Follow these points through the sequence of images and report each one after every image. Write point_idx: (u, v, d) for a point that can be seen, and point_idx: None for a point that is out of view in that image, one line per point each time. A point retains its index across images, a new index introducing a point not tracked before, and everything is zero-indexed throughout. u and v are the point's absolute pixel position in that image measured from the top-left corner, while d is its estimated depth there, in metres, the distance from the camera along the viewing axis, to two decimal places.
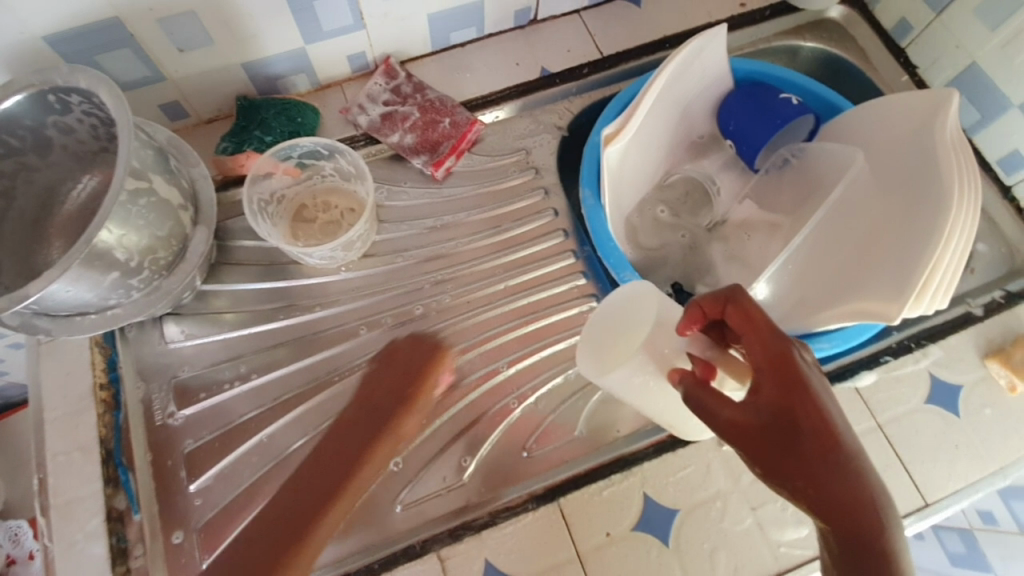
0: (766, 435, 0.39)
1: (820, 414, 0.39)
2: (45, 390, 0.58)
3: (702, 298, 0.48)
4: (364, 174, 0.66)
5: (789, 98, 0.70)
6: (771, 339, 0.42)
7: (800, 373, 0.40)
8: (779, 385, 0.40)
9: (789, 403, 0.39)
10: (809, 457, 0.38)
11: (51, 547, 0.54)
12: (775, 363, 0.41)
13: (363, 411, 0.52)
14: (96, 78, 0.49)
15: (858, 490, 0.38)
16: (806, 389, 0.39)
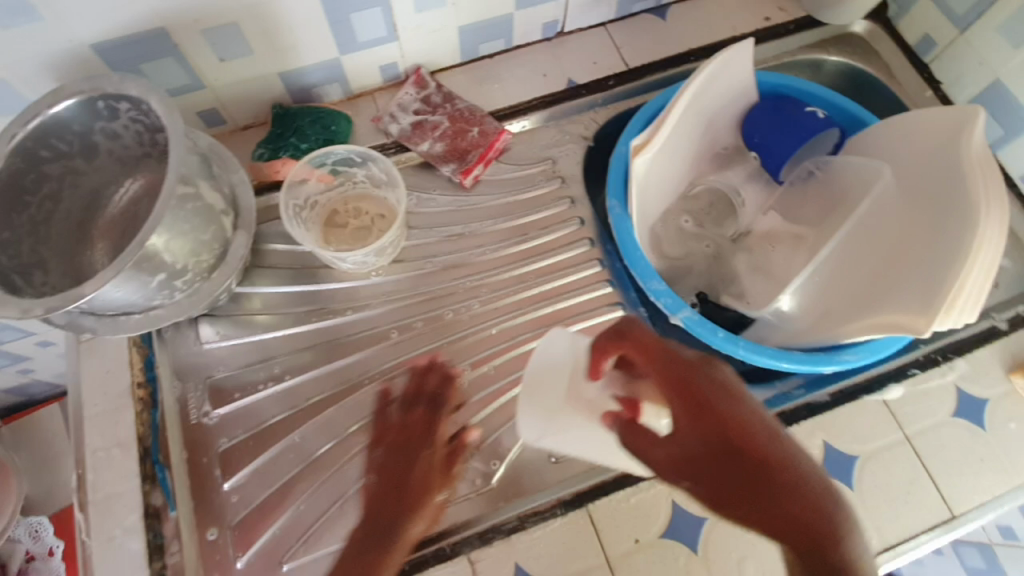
0: (694, 462, 0.44)
1: (735, 428, 0.44)
2: (85, 389, 0.60)
3: (596, 340, 0.52)
4: (396, 182, 0.67)
5: (814, 112, 0.72)
6: (669, 368, 0.48)
7: (700, 395, 0.46)
8: (688, 412, 0.45)
9: (704, 426, 0.45)
10: (733, 475, 0.43)
11: (89, 541, 0.55)
12: (679, 392, 0.46)
13: (400, 438, 0.56)
14: (146, 87, 0.50)
15: (790, 496, 0.42)
16: (713, 408, 0.45)
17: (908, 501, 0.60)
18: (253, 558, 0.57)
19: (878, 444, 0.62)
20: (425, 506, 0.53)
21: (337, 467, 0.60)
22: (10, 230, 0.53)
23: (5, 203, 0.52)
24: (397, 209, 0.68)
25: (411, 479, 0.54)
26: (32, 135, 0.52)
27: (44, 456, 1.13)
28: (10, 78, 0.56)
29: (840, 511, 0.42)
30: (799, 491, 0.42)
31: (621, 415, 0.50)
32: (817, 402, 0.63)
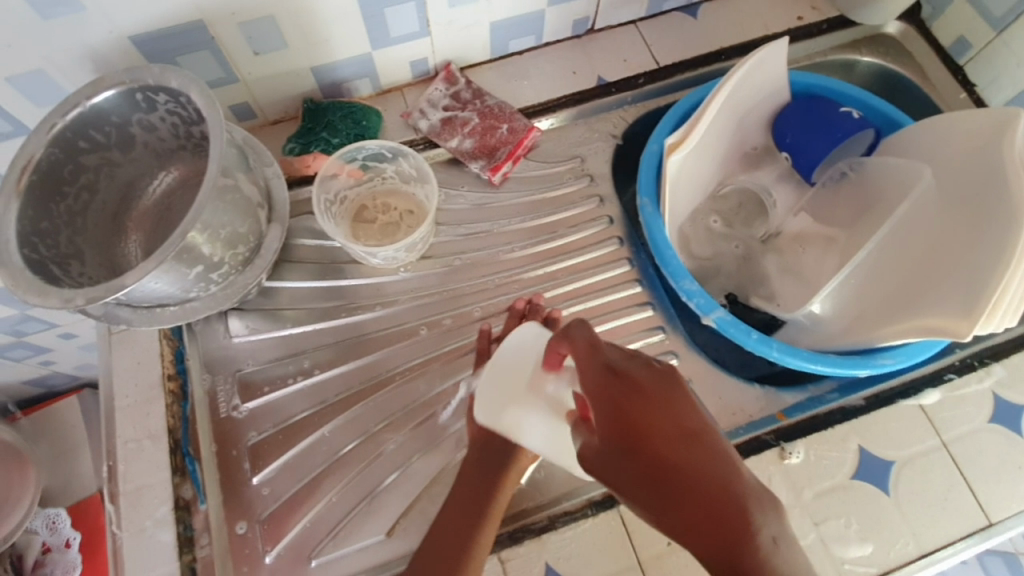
0: (605, 462, 0.38)
1: (645, 436, 0.37)
2: (116, 380, 0.60)
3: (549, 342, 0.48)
4: (428, 178, 0.67)
5: (850, 112, 0.71)
6: (596, 366, 0.41)
7: (619, 392, 0.39)
8: (605, 415, 0.39)
9: (616, 426, 0.38)
10: (642, 480, 0.36)
11: (119, 533, 0.55)
12: (597, 391, 0.40)
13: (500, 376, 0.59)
14: (187, 79, 0.51)
15: (699, 505, 0.35)
16: (624, 412, 0.38)
17: (945, 507, 0.59)
18: (282, 552, 0.56)
19: (913, 450, 0.61)
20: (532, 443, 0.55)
21: (366, 462, 0.60)
22: (48, 220, 0.53)
23: (44, 194, 0.52)
24: (427, 205, 0.68)
25: None
26: (71, 126, 0.52)
27: (62, 447, 1.14)
28: (48, 68, 0.56)
29: (764, 526, 0.35)
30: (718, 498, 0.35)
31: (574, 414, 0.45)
32: (851, 405, 0.63)
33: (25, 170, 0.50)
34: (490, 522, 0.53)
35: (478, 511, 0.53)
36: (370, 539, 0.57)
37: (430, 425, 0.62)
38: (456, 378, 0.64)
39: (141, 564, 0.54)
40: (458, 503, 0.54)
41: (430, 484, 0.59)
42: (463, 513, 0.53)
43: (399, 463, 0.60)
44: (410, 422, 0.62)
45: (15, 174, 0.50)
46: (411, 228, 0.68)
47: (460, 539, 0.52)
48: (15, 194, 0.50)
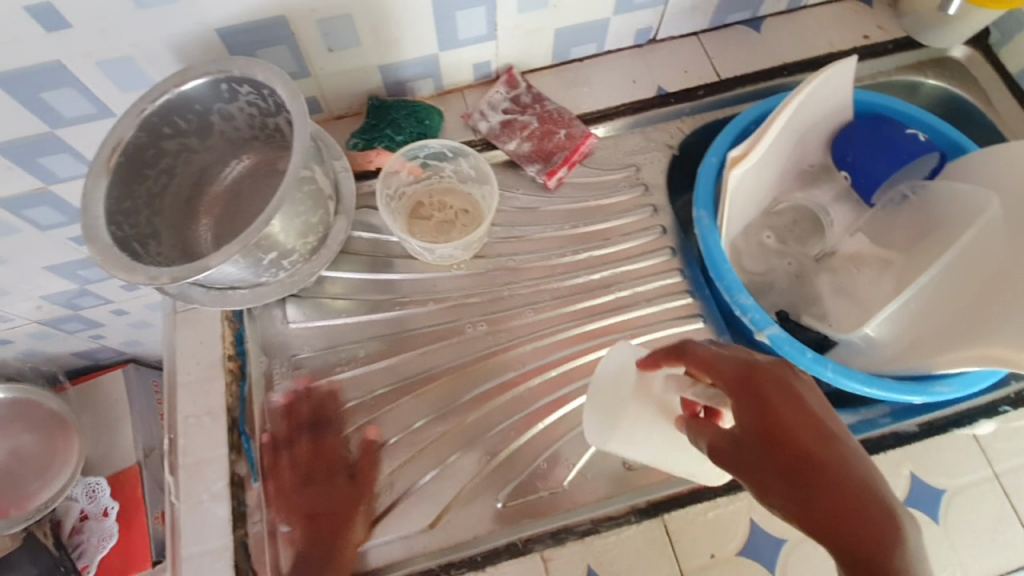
0: (751, 450, 0.41)
1: (786, 428, 0.40)
2: (180, 356, 0.63)
3: (654, 353, 0.52)
4: (488, 180, 0.69)
5: (916, 134, 0.70)
6: (727, 368, 0.45)
7: (763, 385, 0.43)
8: (748, 402, 0.42)
9: (760, 414, 0.41)
10: (795, 471, 0.39)
11: (177, 503, 0.57)
12: (738, 382, 0.44)
13: (298, 466, 0.59)
14: (272, 72, 0.53)
15: (844, 496, 0.37)
16: (762, 405, 0.42)
17: (996, 541, 0.58)
18: None
19: (965, 479, 0.60)
20: (357, 526, 0.57)
21: (412, 453, 0.61)
22: (131, 201, 0.56)
23: (129, 174, 0.55)
24: (484, 206, 0.69)
25: (331, 499, 0.58)
26: (158, 111, 0.54)
27: (106, 418, 1.16)
28: (139, 56, 0.58)
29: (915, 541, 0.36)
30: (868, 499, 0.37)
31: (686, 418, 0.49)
32: (904, 431, 0.62)
33: (114, 150, 0.53)
34: None
35: None
36: (412, 529, 0.58)
37: (476, 422, 0.63)
38: (503, 377, 0.65)
39: (196, 535, 0.56)
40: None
41: (474, 479, 0.60)
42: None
43: (444, 457, 0.61)
44: (456, 418, 0.63)
45: (106, 154, 0.52)
46: (467, 227, 0.69)
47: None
48: (104, 173, 0.52)
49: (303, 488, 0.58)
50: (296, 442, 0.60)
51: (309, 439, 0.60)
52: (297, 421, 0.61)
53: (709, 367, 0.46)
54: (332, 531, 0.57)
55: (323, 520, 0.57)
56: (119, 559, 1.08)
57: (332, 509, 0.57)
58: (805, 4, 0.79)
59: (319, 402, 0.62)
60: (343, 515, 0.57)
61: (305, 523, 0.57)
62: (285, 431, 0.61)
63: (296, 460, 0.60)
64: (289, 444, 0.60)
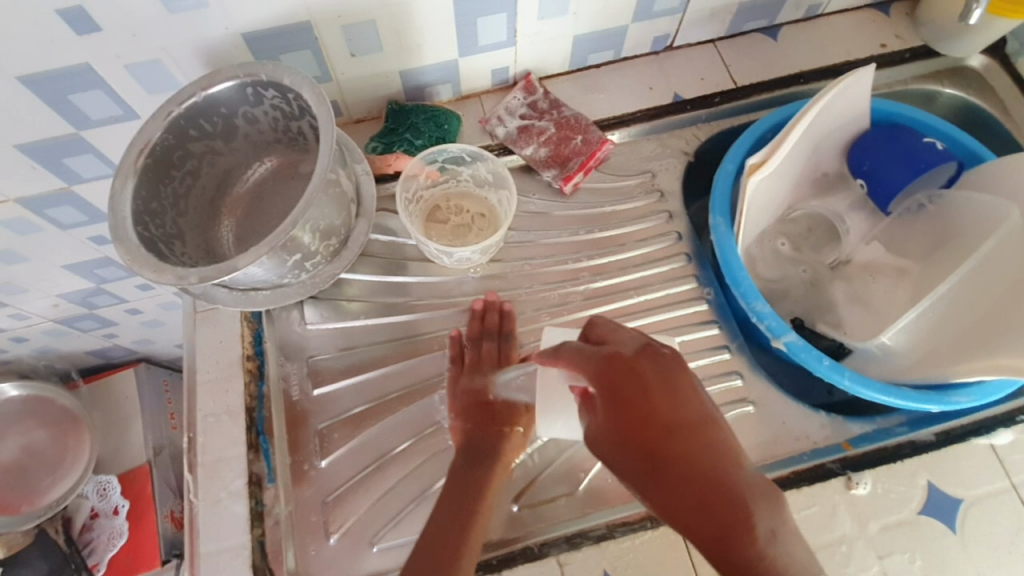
0: (611, 444, 0.44)
1: (635, 415, 0.42)
2: (199, 355, 0.63)
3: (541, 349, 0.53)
4: (506, 184, 0.69)
5: (933, 143, 0.70)
6: (586, 361, 0.47)
7: (617, 384, 0.44)
8: (606, 396, 0.44)
9: (614, 407, 0.44)
10: (641, 458, 0.42)
11: (196, 501, 0.58)
12: (601, 380, 0.45)
13: (473, 371, 0.62)
14: (300, 77, 0.53)
15: (679, 474, 0.40)
16: (613, 394, 0.44)
17: (1015, 553, 0.57)
18: (344, 535, 0.58)
19: (983, 491, 0.60)
20: (513, 435, 0.58)
21: (428, 454, 0.61)
22: (158, 201, 0.56)
23: (155, 175, 0.56)
24: (501, 210, 0.70)
25: (496, 403, 0.59)
26: (184, 114, 0.55)
27: (117, 416, 1.17)
28: (167, 59, 0.59)
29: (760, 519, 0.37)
30: (712, 481, 0.39)
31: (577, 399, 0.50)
32: (920, 440, 0.62)
33: (141, 152, 0.54)
34: (482, 504, 0.53)
35: (472, 497, 0.52)
36: None
37: None
38: None
39: (214, 533, 0.57)
40: (454, 487, 0.53)
41: None
42: (456, 499, 0.52)
43: None
44: None
45: (133, 155, 0.53)
46: (482, 231, 0.70)
47: (465, 520, 0.51)
48: (131, 174, 0.53)
49: (477, 388, 0.60)
50: (474, 353, 0.63)
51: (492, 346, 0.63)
52: (482, 334, 0.64)
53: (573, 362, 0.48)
54: (493, 431, 0.57)
55: (484, 419, 0.58)
56: (128, 557, 1.08)
57: (496, 410, 0.58)
58: (822, 13, 0.79)
59: (500, 317, 0.65)
60: (505, 416, 0.59)
61: (478, 414, 0.59)
62: (474, 331, 0.64)
63: (473, 367, 0.62)
64: (475, 344, 0.63)
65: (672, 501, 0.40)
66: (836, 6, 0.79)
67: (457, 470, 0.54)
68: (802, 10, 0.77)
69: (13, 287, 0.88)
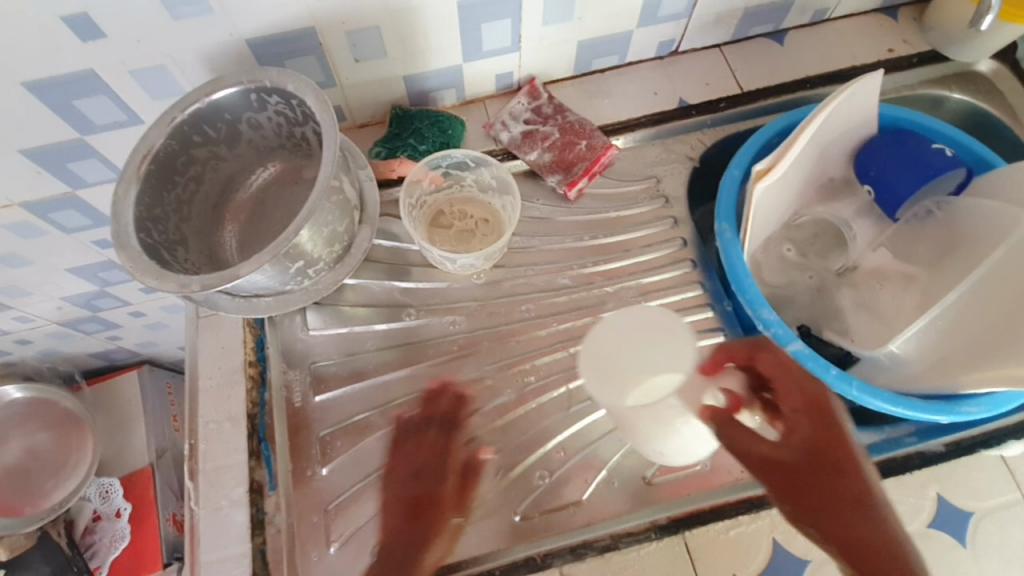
0: (797, 466, 0.50)
1: (846, 450, 0.50)
2: (201, 361, 0.63)
3: (729, 345, 0.54)
4: (510, 190, 0.69)
5: (942, 150, 0.69)
6: (807, 385, 0.53)
7: (832, 416, 0.52)
8: (813, 423, 0.52)
9: (821, 437, 0.51)
10: (828, 485, 0.49)
11: (196, 509, 0.57)
12: (810, 404, 0.52)
13: (404, 464, 0.58)
14: (303, 83, 0.53)
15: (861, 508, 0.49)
16: (833, 427, 0.51)
17: None
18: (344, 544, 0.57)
19: (994, 504, 0.59)
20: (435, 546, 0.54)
21: None
22: (161, 208, 0.56)
23: (159, 181, 0.56)
24: (505, 215, 0.70)
25: (425, 504, 0.55)
26: (188, 120, 0.55)
27: (120, 418, 1.17)
28: (172, 66, 0.59)
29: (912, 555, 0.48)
30: (879, 524, 0.49)
31: (721, 410, 0.52)
32: (928, 451, 0.61)
33: (145, 158, 0.54)
34: None
35: None
36: None
37: (494, 432, 0.63)
38: (521, 388, 0.64)
39: (215, 541, 0.56)
40: None
41: (492, 490, 0.60)
42: None
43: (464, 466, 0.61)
44: (475, 427, 0.63)
45: (137, 161, 0.53)
46: (486, 237, 0.70)
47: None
48: (135, 181, 0.53)
49: (405, 484, 0.57)
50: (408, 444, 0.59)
51: (434, 437, 0.59)
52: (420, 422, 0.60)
53: (786, 384, 0.53)
54: (413, 544, 0.53)
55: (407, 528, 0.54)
56: (130, 559, 1.09)
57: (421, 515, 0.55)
58: (828, 18, 0.79)
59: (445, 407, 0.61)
60: (428, 522, 0.55)
61: (399, 521, 0.55)
62: (416, 419, 0.60)
63: (406, 458, 0.58)
64: (413, 435, 0.59)
65: (854, 531, 0.48)
66: (843, 10, 0.78)
67: None
68: (808, 14, 0.77)
69: (16, 290, 0.88)
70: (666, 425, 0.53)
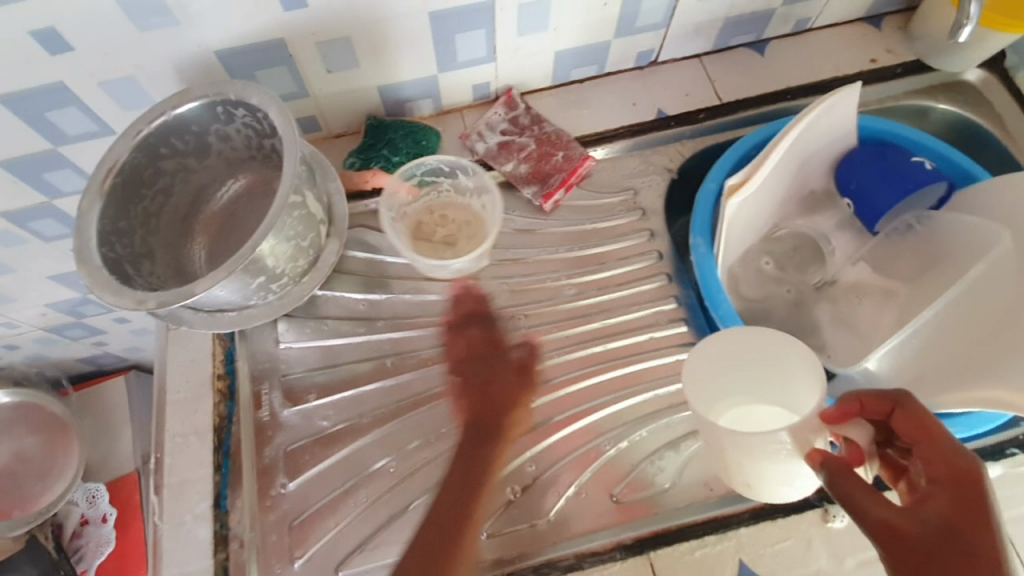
0: (929, 546, 0.39)
1: (993, 543, 0.38)
2: (170, 373, 0.63)
3: (863, 393, 0.47)
4: (489, 189, 0.69)
5: (922, 163, 0.68)
6: (955, 454, 0.42)
7: (987, 501, 0.40)
8: (955, 500, 0.40)
9: (964, 518, 0.39)
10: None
11: (160, 524, 0.58)
12: (958, 478, 0.41)
13: (475, 349, 0.66)
14: (267, 96, 0.53)
15: None
16: (985, 512, 0.39)
17: None
18: (309, 560, 0.57)
19: None
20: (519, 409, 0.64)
21: (397, 479, 0.60)
22: (126, 220, 0.56)
23: (125, 195, 0.56)
24: (486, 216, 0.69)
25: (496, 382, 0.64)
26: (155, 133, 0.55)
27: (106, 423, 1.17)
28: (142, 78, 0.59)
29: None
30: None
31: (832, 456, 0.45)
32: None
33: (110, 172, 0.54)
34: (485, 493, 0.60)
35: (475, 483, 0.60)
36: (395, 557, 0.58)
37: (464, 448, 0.62)
38: (492, 403, 0.64)
39: (178, 557, 0.57)
40: (461, 465, 0.61)
41: (459, 508, 0.60)
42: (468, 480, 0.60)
43: (432, 481, 0.61)
44: (445, 442, 0.62)
45: (101, 175, 0.53)
46: (472, 238, 0.69)
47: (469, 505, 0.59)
48: (99, 196, 0.53)
49: (478, 369, 0.65)
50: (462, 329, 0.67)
51: (469, 318, 0.68)
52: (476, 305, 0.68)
53: (928, 445, 0.43)
54: (493, 408, 0.63)
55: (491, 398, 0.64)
56: (115, 564, 1.09)
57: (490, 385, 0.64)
58: (811, 27, 0.78)
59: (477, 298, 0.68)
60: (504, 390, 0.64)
61: (477, 391, 0.64)
62: (458, 318, 0.67)
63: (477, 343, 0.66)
64: (462, 331, 0.67)
65: None
66: (827, 19, 0.77)
67: (466, 454, 0.61)
68: (789, 24, 0.76)
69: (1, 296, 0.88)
70: (755, 458, 0.50)
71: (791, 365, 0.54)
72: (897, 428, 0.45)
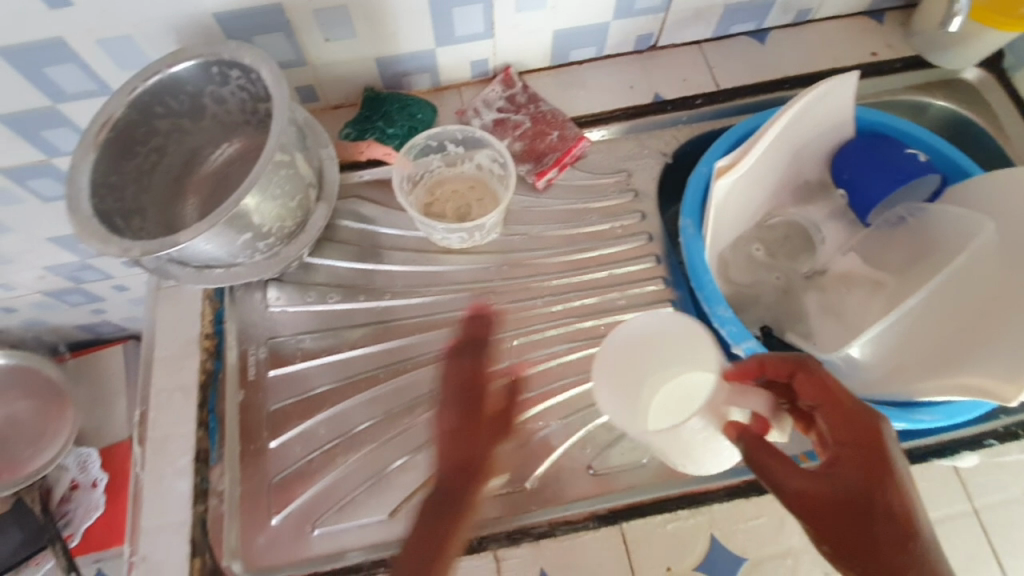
0: (844, 510, 0.41)
1: (897, 499, 0.41)
2: (159, 333, 0.64)
3: (768, 357, 0.48)
4: (482, 141, 0.69)
5: (915, 155, 0.68)
6: (862, 417, 0.43)
7: (889, 460, 0.42)
8: (862, 461, 0.42)
9: (871, 478, 0.41)
10: (878, 539, 0.40)
11: (141, 475, 0.59)
12: (866, 441, 0.43)
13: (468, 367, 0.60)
14: (260, 56, 0.54)
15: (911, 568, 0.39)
16: (888, 472, 0.41)
17: None
18: (286, 517, 0.58)
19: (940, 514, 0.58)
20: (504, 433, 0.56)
21: (374, 444, 0.61)
22: (118, 175, 0.57)
23: (119, 150, 0.56)
24: (488, 180, 0.71)
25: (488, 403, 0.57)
26: (150, 90, 0.55)
27: (103, 391, 1.19)
28: (138, 36, 0.60)
29: None
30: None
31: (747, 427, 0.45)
32: None
33: (104, 126, 0.54)
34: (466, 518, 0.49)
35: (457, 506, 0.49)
36: (371, 517, 0.58)
37: None
38: None
39: (157, 509, 0.58)
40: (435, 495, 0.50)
41: None
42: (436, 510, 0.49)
43: (411, 446, 0.61)
44: (425, 410, 0.62)
45: (95, 130, 0.54)
46: (483, 203, 0.70)
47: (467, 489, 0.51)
48: (92, 148, 0.53)
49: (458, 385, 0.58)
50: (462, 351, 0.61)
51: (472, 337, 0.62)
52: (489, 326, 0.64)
53: (834, 408, 0.44)
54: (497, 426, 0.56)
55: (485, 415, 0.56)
56: (103, 530, 1.12)
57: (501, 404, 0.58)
58: (812, 19, 0.78)
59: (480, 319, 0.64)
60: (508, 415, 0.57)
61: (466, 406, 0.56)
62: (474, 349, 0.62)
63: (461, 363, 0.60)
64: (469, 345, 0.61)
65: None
66: (828, 11, 0.77)
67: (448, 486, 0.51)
68: (790, 14, 0.76)
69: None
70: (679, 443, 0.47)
71: (679, 335, 0.52)
72: (800, 391, 0.46)
